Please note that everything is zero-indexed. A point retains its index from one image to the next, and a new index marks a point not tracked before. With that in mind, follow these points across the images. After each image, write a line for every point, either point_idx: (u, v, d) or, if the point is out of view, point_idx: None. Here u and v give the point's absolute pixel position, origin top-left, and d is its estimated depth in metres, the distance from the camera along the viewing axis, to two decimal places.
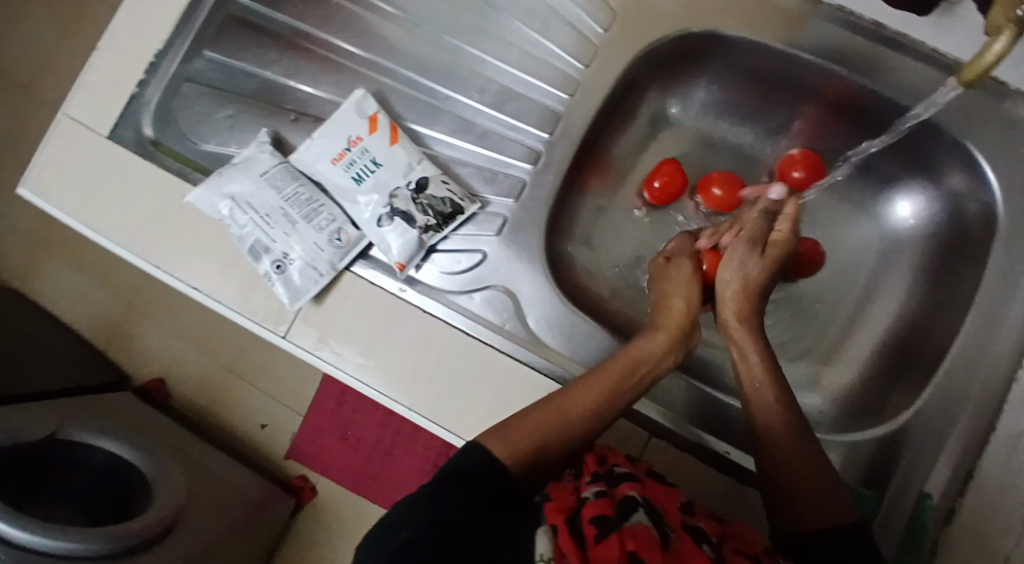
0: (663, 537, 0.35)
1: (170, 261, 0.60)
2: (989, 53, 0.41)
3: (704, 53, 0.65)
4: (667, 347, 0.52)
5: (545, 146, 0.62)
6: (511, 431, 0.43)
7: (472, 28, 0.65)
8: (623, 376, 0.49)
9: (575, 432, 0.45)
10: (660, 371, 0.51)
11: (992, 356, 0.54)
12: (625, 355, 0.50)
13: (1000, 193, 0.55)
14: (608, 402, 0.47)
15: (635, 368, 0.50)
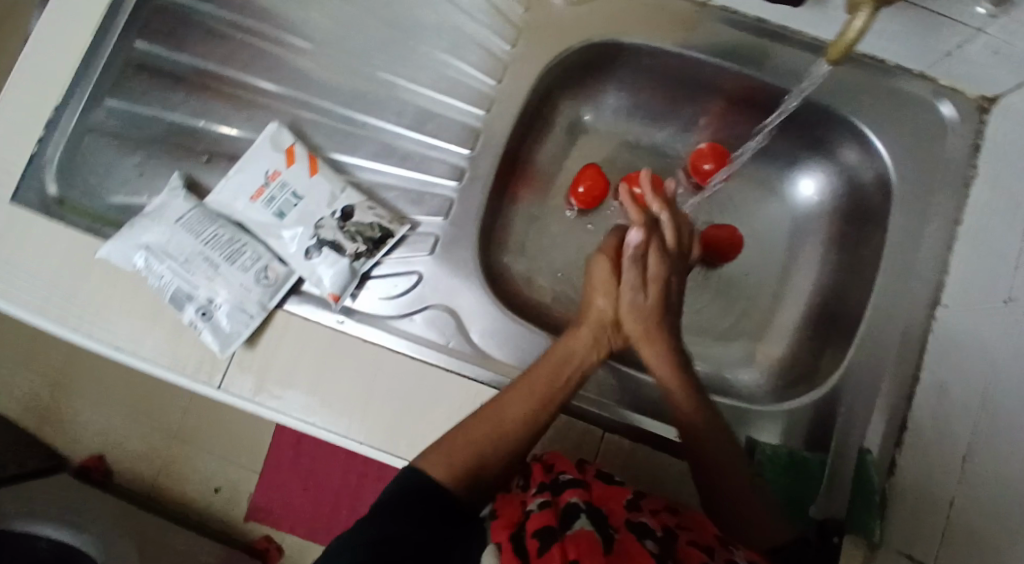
0: (606, 540, 0.36)
1: (85, 323, 0.56)
2: (851, 30, 0.44)
3: (609, 60, 0.67)
4: (590, 345, 0.54)
5: (468, 162, 0.63)
6: (450, 447, 0.45)
7: (383, 54, 0.66)
8: (552, 374, 0.50)
9: (513, 436, 0.46)
10: (586, 367, 0.53)
11: (905, 313, 0.58)
12: (552, 355, 0.52)
13: (891, 164, 0.61)
14: (541, 402, 0.48)
15: (562, 356, 0.52)
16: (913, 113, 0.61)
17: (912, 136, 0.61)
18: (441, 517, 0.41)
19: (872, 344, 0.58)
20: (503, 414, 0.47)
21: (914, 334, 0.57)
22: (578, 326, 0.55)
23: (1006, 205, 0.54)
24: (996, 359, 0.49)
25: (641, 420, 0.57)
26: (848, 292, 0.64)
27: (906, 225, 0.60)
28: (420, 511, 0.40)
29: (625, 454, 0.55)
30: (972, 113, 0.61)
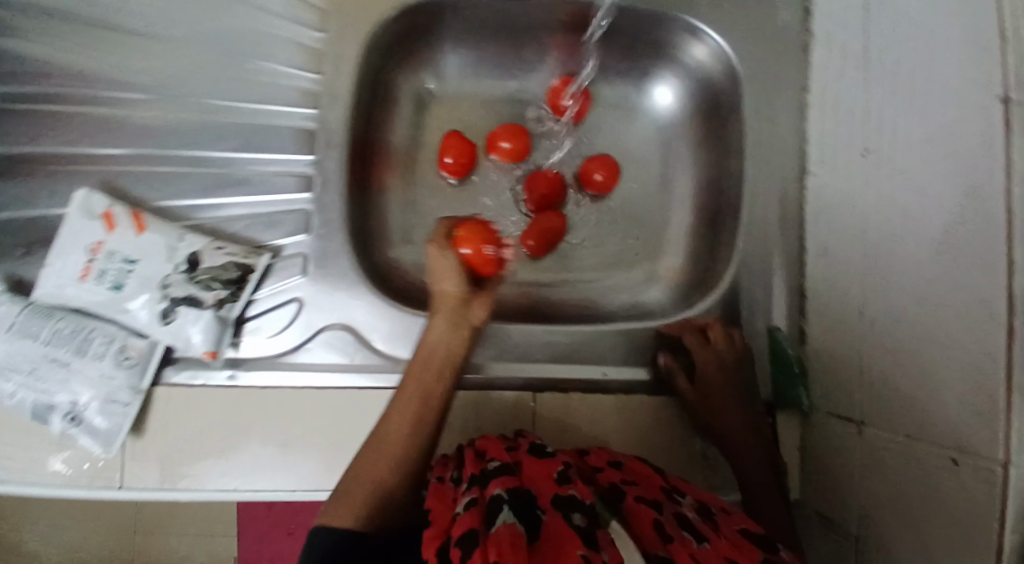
0: (531, 527, 0.35)
1: None
2: None
3: (431, 20, 0.63)
4: (449, 331, 0.51)
5: (314, 167, 0.58)
6: (346, 495, 0.43)
7: (185, 76, 0.58)
8: (420, 381, 0.48)
9: (404, 456, 0.45)
10: (455, 356, 0.50)
11: (778, 187, 0.61)
12: (416, 361, 0.50)
13: (734, 54, 0.61)
14: (420, 411, 0.47)
15: (431, 357, 0.50)
16: None
17: (739, 18, 0.61)
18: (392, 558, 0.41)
19: (758, 227, 0.61)
20: (385, 442, 0.45)
21: (792, 207, 0.61)
22: (433, 316, 0.52)
23: (840, 60, 0.56)
24: (866, 209, 0.52)
25: (565, 370, 0.60)
26: (725, 185, 0.65)
27: (759, 106, 0.61)
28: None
29: (559, 407, 0.59)
30: None
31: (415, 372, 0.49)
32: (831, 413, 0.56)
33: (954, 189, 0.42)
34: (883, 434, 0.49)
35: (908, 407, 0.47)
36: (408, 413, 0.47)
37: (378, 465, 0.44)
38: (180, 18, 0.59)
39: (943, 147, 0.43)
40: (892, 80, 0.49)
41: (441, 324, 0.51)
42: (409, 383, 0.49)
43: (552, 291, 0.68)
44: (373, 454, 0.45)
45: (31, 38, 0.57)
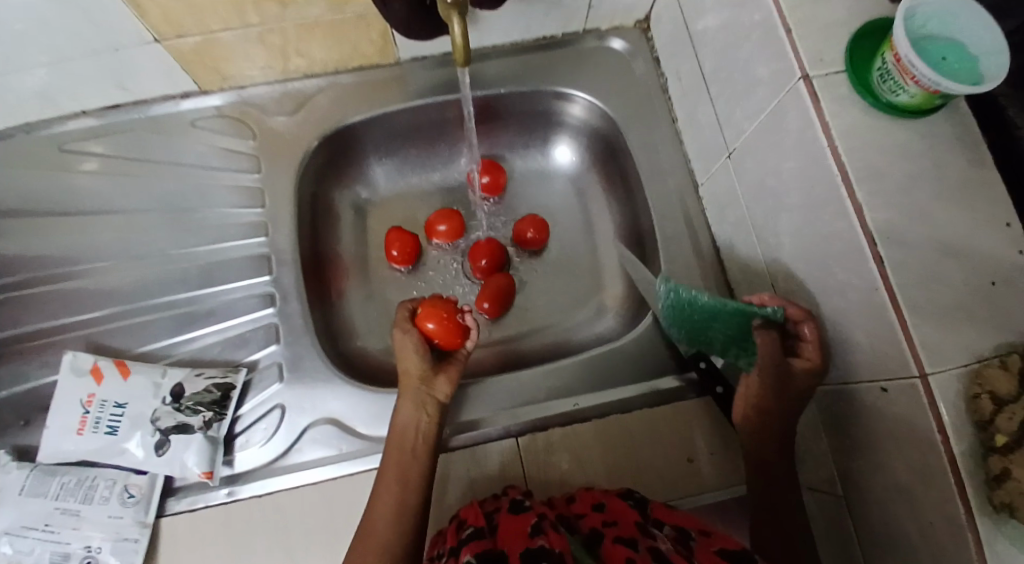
0: None
1: None
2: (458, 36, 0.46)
3: (351, 143, 0.73)
4: (417, 410, 0.56)
5: (273, 284, 0.65)
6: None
7: (147, 238, 0.67)
8: (398, 463, 0.53)
9: (391, 537, 0.50)
10: (427, 432, 0.55)
11: (678, 202, 0.69)
12: (390, 446, 0.55)
13: (604, 104, 0.72)
14: (400, 490, 0.52)
15: (404, 439, 0.54)
16: (597, 59, 0.73)
17: (603, 79, 0.72)
18: None
19: (672, 240, 0.67)
20: (370, 527, 0.50)
21: (697, 217, 0.68)
22: (399, 401, 0.57)
23: (691, 88, 0.66)
24: (747, 197, 0.59)
25: (539, 411, 0.64)
26: (638, 213, 0.72)
27: (641, 140, 0.70)
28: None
29: (542, 450, 0.61)
30: (639, 38, 0.74)
31: (391, 455, 0.54)
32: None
33: (798, 160, 0.50)
34: (828, 387, 0.53)
35: (837, 355, 0.51)
36: (389, 492, 0.52)
37: (372, 547, 0.49)
38: (135, 192, 0.68)
39: (778, 129, 0.52)
40: (729, 92, 0.58)
41: (407, 407, 0.56)
42: (388, 465, 0.54)
43: (520, 344, 0.73)
44: (366, 537, 0.50)
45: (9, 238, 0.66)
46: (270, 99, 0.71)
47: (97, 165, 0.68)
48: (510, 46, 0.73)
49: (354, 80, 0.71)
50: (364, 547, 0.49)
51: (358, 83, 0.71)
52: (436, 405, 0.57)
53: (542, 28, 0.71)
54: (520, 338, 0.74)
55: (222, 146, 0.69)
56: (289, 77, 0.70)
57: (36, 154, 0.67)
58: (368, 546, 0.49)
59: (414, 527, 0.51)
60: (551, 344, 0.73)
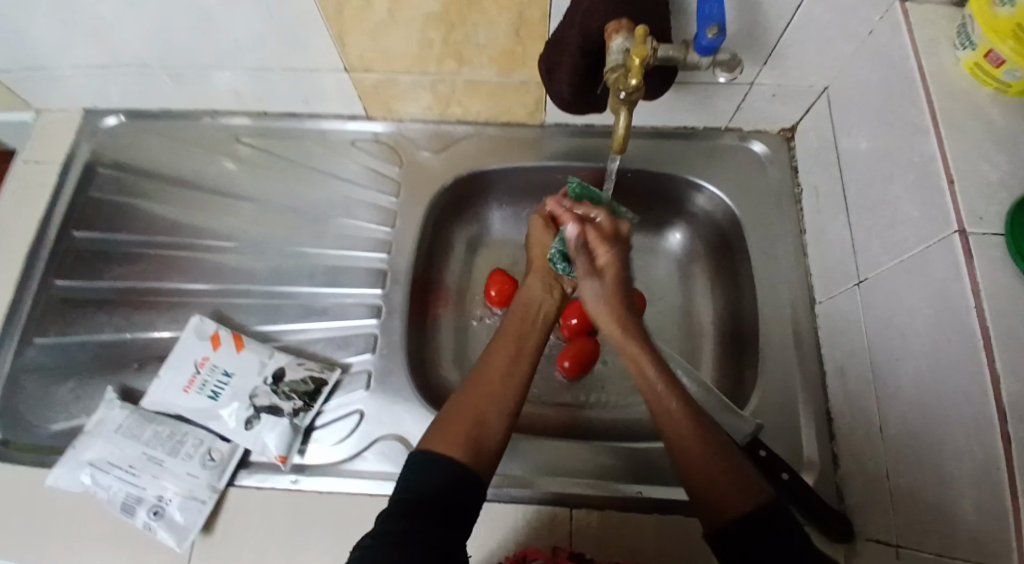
0: None
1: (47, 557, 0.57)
2: (620, 126, 0.52)
3: (482, 187, 0.78)
4: (544, 291, 0.62)
5: (382, 298, 0.69)
6: (448, 424, 0.49)
7: (287, 230, 0.74)
8: (519, 332, 0.57)
9: (503, 393, 0.52)
10: (547, 311, 0.60)
11: (790, 314, 0.67)
12: (513, 315, 0.59)
13: (730, 202, 0.73)
14: (516, 356, 0.55)
15: (528, 313, 0.59)
16: (733, 158, 0.75)
17: (736, 178, 0.73)
18: (472, 497, 0.46)
19: (775, 351, 0.66)
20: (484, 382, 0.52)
21: (806, 334, 0.66)
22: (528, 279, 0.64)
23: (827, 207, 0.65)
24: (868, 328, 0.57)
25: (599, 487, 0.62)
26: (742, 315, 0.71)
27: (762, 245, 0.70)
28: (446, 507, 0.45)
29: (594, 527, 0.60)
30: (780, 145, 0.74)
31: (512, 320, 0.59)
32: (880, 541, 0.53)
33: (933, 309, 0.48)
34: (919, 553, 0.48)
35: (938, 523, 0.47)
36: (504, 350, 0.55)
37: (479, 395, 0.51)
38: (287, 189, 0.76)
39: (918, 271, 0.50)
40: (870, 222, 0.57)
41: (536, 286, 0.63)
42: (507, 329, 0.58)
43: (588, 412, 0.74)
44: (476, 386, 0.52)
45: (178, 205, 0.76)
46: (422, 134, 0.77)
47: (265, 159, 0.77)
48: (651, 129, 0.76)
49: (499, 133, 0.77)
50: (478, 394, 0.51)
51: (502, 136, 0.76)
52: (560, 293, 0.63)
53: (685, 120, 0.74)
54: (594, 406, 0.75)
55: (372, 166, 0.76)
56: (444, 119, 0.77)
57: (219, 140, 0.78)
58: (481, 395, 0.51)
59: (523, 392, 0.53)
60: (623, 423, 0.72)
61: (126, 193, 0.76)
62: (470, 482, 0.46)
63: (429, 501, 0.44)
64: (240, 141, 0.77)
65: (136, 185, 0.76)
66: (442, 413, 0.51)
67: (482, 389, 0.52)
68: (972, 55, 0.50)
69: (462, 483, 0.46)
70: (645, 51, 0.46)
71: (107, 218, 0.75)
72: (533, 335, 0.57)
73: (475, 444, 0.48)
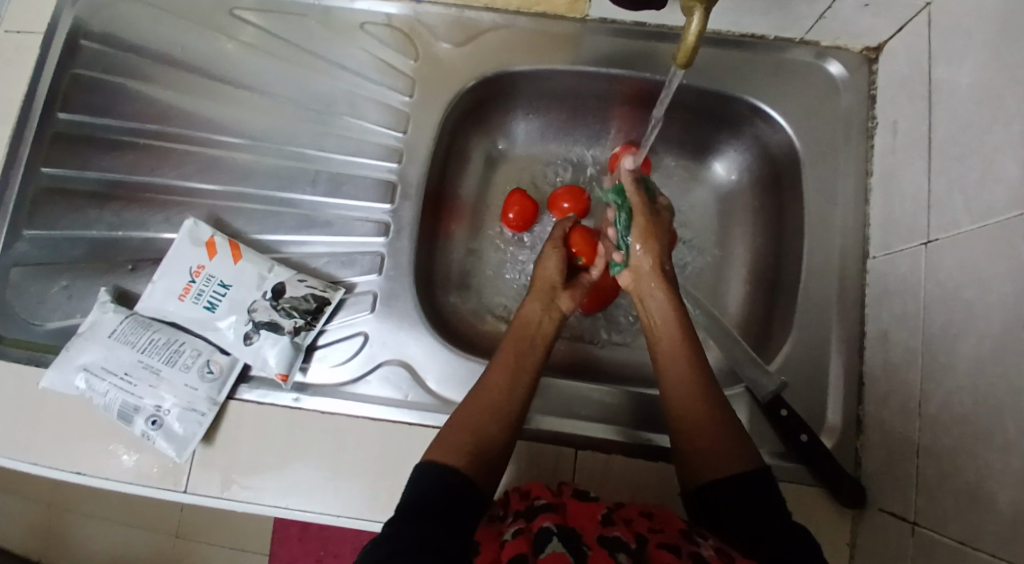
0: (580, 557, 0.39)
1: (47, 454, 0.57)
2: (689, 34, 0.42)
3: (508, 92, 0.69)
4: (542, 311, 0.60)
5: (391, 215, 0.64)
6: (447, 439, 0.48)
7: (288, 127, 0.67)
8: (516, 351, 0.55)
9: (500, 408, 0.50)
10: (545, 331, 0.58)
11: (836, 266, 0.61)
12: (510, 335, 0.57)
13: (790, 131, 0.64)
14: (513, 372, 0.53)
15: (525, 337, 0.57)
16: (804, 78, 0.64)
17: (801, 103, 0.64)
18: (462, 504, 0.43)
19: (812, 306, 0.61)
20: (483, 393, 0.51)
21: (852, 290, 0.60)
22: (526, 299, 0.61)
23: (903, 149, 0.57)
24: (927, 294, 0.51)
25: (604, 429, 0.60)
26: (783, 261, 0.65)
27: (817, 185, 0.62)
28: (437, 509, 0.42)
29: (600, 472, 0.58)
30: (860, 66, 0.63)
31: (511, 342, 0.56)
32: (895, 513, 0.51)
33: (1017, 288, 0.42)
34: (941, 537, 0.46)
35: (964, 509, 0.44)
36: (501, 368, 0.53)
37: (473, 414, 0.49)
38: (288, 79, 0.67)
39: (1004, 243, 0.43)
40: (954, 174, 0.50)
41: (534, 305, 0.60)
42: (506, 349, 0.55)
43: (601, 351, 0.71)
44: (473, 402, 0.51)
45: (165, 87, 0.67)
46: (442, 24, 0.67)
47: (262, 40, 0.67)
48: (713, 33, 0.64)
49: (532, 27, 0.66)
50: (477, 404, 0.50)
51: (535, 31, 0.66)
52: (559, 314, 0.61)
53: (753, 26, 0.63)
54: (611, 343, 0.72)
55: (383, 59, 0.67)
56: (468, 5, 0.66)
57: (208, 14, 0.67)
58: (478, 407, 0.50)
59: (521, 410, 0.51)
60: (637, 363, 0.70)
61: (107, 70, 0.68)
62: (462, 488, 0.44)
63: (421, 504, 0.43)
64: (233, 17, 0.67)
65: (116, 62, 0.68)
66: (442, 429, 0.50)
67: (478, 406, 0.50)
68: None
69: (452, 494, 0.44)
70: None
71: (88, 98, 0.67)
72: (533, 352, 0.55)
73: (472, 454, 0.47)
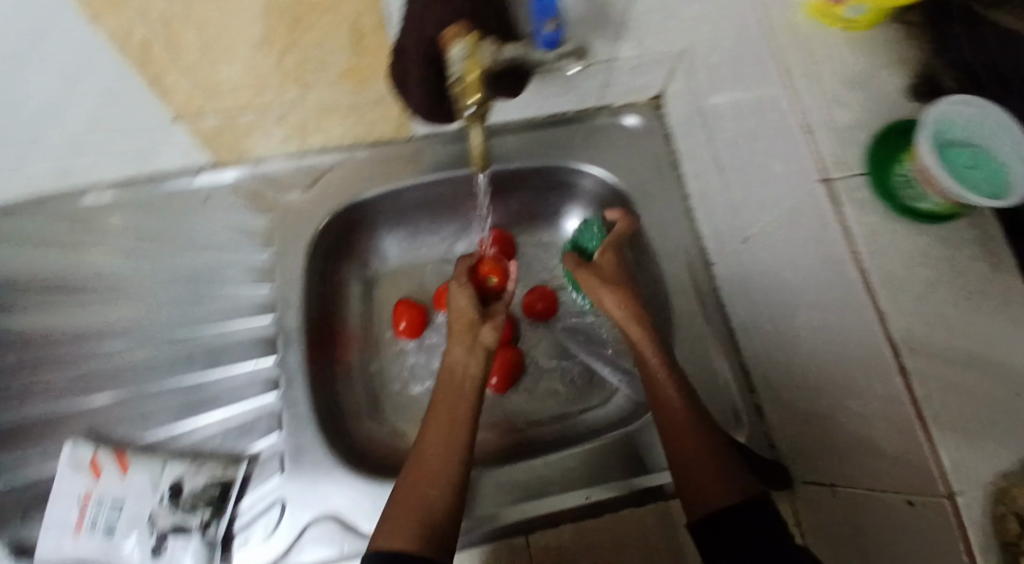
0: None
1: None
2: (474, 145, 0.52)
3: (363, 218, 0.73)
4: (468, 353, 0.59)
5: (278, 369, 0.63)
6: (394, 518, 0.50)
7: (155, 315, 0.66)
8: (450, 405, 0.56)
9: (441, 472, 0.52)
10: (475, 372, 0.58)
11: (692, 280, 0.68)
12: (440, 388, 0.58)
13: (614, 180, 0.72)
14: (451, 427, 0.55)
15: (454, 385, 0.58)
16: (610, 135, 0.74)
17: (615, 156, 0.73)
18: None
19: (687, 319, 0.67)
20: (423, 463, 0.53)
21: (708, 297, 0.68)
22: (451, 342, 0.61)
23: (703, 170, 0.66)
24: (764, 283, 0.59)
25: (546, 502, 0.61)
26: (651, 289, 0.72)
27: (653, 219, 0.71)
28: None
29: (554, 548, 0.59)
30: (652, 113, 0.74)
31: (443, 394, 0.57)
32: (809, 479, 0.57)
33: (819, 260, 0.49)
34: (852, 490, 0.51)
35: (860, 460, 0.49)
36: (440, 428, 0.55)
37: (418, 486, 0.51)
38: (143, 268, 0.66)
39: (796, 227, 0.51)
40: (744, 181, 0.59)
41: (457, 349, 0.60)
42: (438, 405, 0.57)
43: (527, 427, 0.73)
44: (417, 472, 0.52)
45: (7, 314, 0.64)
46: (287, 174, 0.69)
47: None
48: (526, 120, 0.73)
49: (370, 156, 0.70)
50: (419, 474, 0.52)
51: (372, 159, 0.70)
52: (484, 351, 0.60)
53: (556, 107, 0.71)
54: (533, 414, 0.75)
55: (235, 222, 0.68)
56: (306, 152, 0.68)
57: None
58: (422, 476, 0.52)
59: (464, 463, 0.53)
60: (561, 424, 0.73)
61: None
62: None
63: None
64: None
65: None
66: (389, 506, 0.52)
67: (423, 475, 0.52)
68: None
69: None
70: (479, 63, 0.43)
71: None
72: (466, 403, 0.56)
73: (424, 530, 0.49)
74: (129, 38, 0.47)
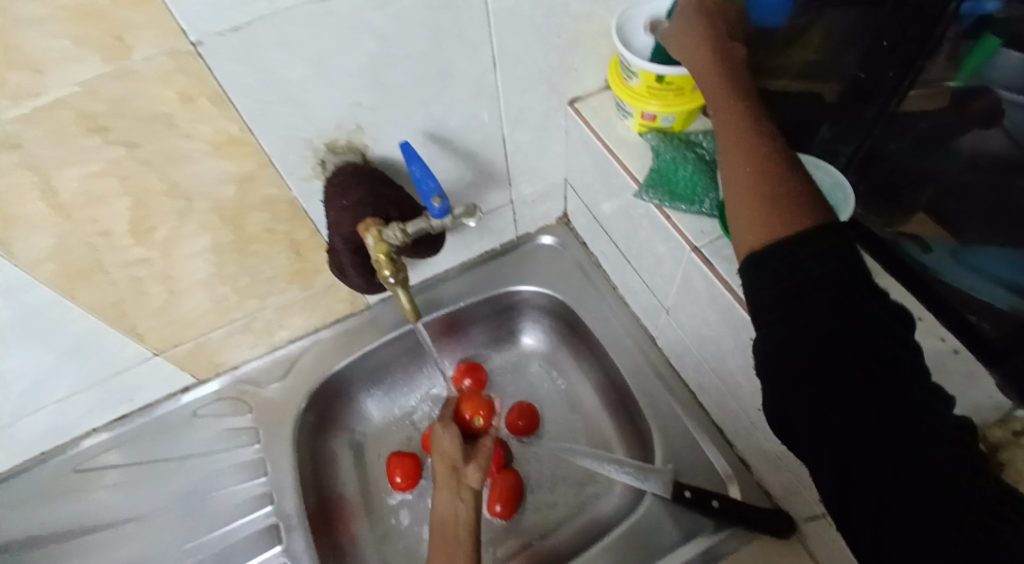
0: None
1: None
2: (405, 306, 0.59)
3: (340, 390, 0.79)
4: (454, 498, 0.62)
5: (284, 555, 0.66)
6: None
7: (159, 538, 0.69)
8: (447, 554, 0.58)
9: None
10: (465, 516, 0.61)
11: (643, 355, 0.76)
12: (435, 541, 0.59)
13: (549, 291, 0.82)
14: None
15: (447, 533, 0.59)
16: (535, 256, 0.85)
17: (545, 271, 0.83)
18: None
19: (649, 394, 0.73)
20: None
21: (663, 367, 0.75)
22: (437, 487, 0.63)
23: (616, 264, 0.77)
24: (694, 343, 0.65)
25: None
26: (612, 376, 0.79)
27: (593, 314, 0.80)
28: None
29: None
30: (564, 230, 0.86)
31: (439, 544, 0.59)
32: (811, 514, 0.59)
33: (717, 313, 0.56)
34: None
35: None
36: None
37: None
38: (143, 496, 0.71)
39: (692, 293, 0.59)
40: (645, 266, 0.68)
41: (444, 495, 0.62)
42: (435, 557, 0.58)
43: (546, 542, 0.74)
44: None
45: None
46: (263, 371, 0.78)
47: (110, 477, 0.72)
48: (462, 264, 0.84)
49: (333, 334, 0.80)
50: None
51: (336, 336, 0.80)
52: (470, 491, 0.63)
53: (482, 247, 0.83)
54: (547, 531, 0.75)
55: (223, 427, 0.75)
56: (276, 347, 0.78)
57: (46, 487, 0.71)
58: None
59: None
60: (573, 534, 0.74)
61: None
62: None
63: None
64: (79, 472, 0.72)
65: None
66: None
67: None
68: (634, 120, 0.62)
69: None
70: (384, 247, 0.54)
71: None
72: (461, 548, 0.58)
73: None
74: (104, 304, 0.58)
